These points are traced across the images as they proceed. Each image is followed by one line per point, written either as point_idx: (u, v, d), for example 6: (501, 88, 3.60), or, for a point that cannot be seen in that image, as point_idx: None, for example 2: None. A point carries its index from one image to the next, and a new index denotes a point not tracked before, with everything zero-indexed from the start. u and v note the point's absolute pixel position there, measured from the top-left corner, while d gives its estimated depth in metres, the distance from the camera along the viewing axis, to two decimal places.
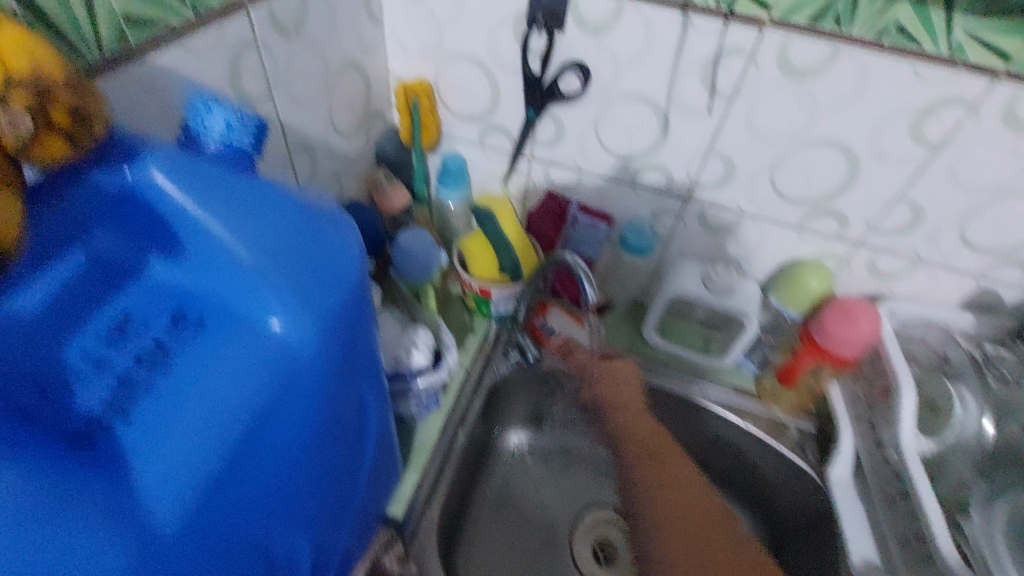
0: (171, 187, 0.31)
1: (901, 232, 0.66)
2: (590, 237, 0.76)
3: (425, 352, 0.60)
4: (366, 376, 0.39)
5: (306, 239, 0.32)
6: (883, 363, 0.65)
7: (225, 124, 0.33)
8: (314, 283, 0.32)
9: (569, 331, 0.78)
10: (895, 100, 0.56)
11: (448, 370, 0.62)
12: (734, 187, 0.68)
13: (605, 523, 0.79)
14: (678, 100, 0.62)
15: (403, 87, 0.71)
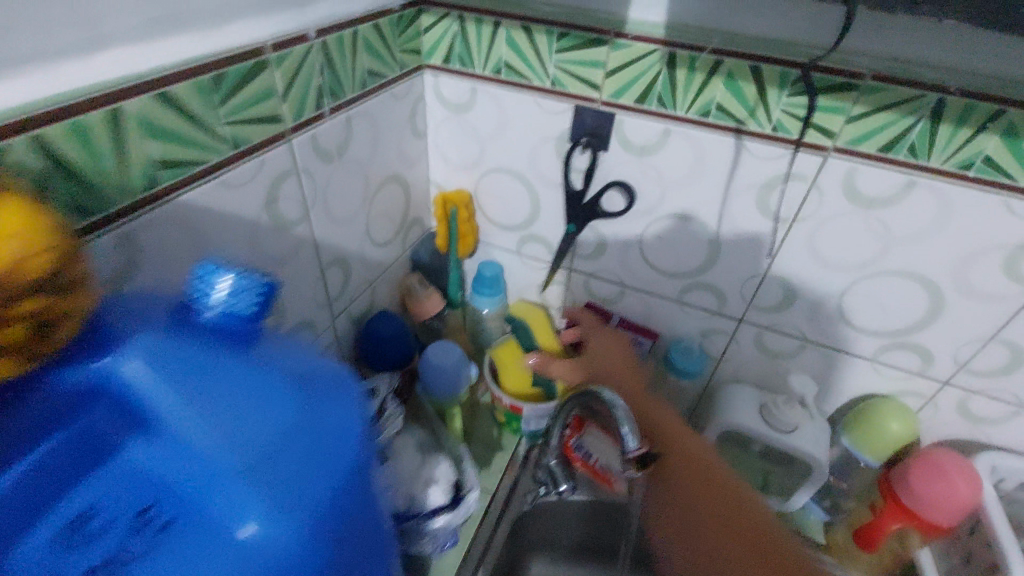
0: (157, 376, 0.30)
1: (1000, 375, 0.57)
2: None
3: (444, 488, 0.55)
4: (367, 566, 0.35)
5: (299, 426, 0.30)
6: (987, 535, 0.54)
7: (225, 298, 0.31)
8: (309, 471, 0.29)
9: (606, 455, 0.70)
10: (985, 234, 0.49)
11: (470, 507, 0.55)
12: (795, 312, 0.61)
13: None
14: (731, 222, 0.58)
15: (442, 197, 0.70)
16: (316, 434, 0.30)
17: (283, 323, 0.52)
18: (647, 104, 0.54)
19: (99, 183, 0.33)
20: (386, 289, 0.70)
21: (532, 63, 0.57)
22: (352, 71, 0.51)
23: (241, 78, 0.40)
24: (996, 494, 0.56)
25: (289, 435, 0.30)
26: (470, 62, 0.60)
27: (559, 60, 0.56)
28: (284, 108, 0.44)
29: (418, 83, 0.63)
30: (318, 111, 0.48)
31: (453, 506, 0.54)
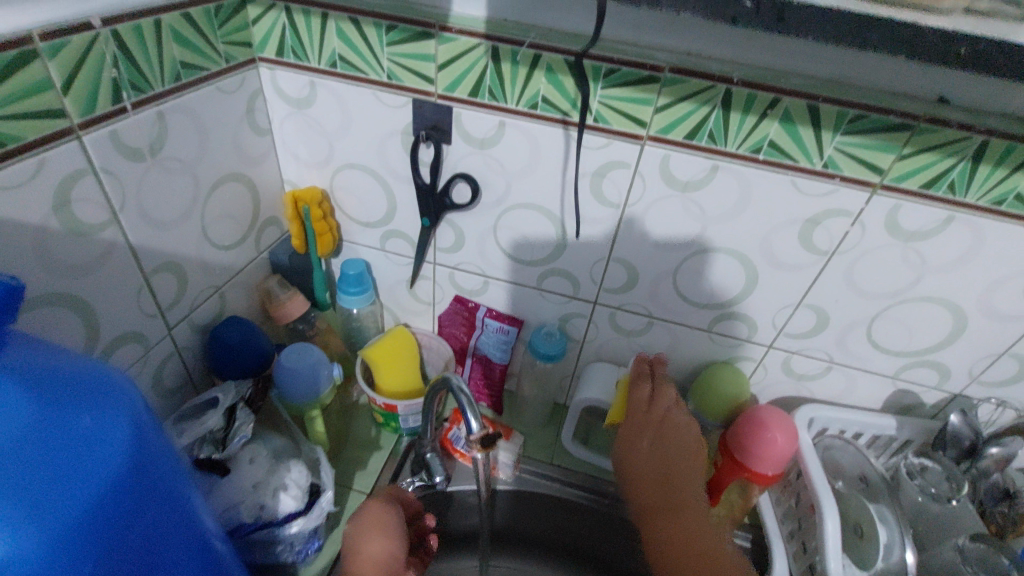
0: None
1: (811, 335, 0.63)
2: (500, 342, 0.74)
3: (296, 494, 0.53)
4: (165, 550, 0.35)
5: (48, 430, 0.30)
6: (806, 480, 0.61)
7: None
8: (65, 474, 0.29)
9: None
10: (780, 212, 0.55)
11: (327, 510, 0.55)
12: (639, 291, 0.65)
13: None
14: (571, 210, 0.61)
15: (292, 195, 0.67)
16: (74, 439, 0.30)
17: (98, 336, 0.49)
18: (479, 98, 0.56)
19: None
20: (240, 294, 0.67)
21: (365, 57, 0.56)
22: (157, 64, 0.48)
23: (2, 68, 0.37)
24: (811, 442, 0.63)
25: (37, 441, 0.29)
26: (304, 55, 0.58)
27: (390, 54, 0.56)
28: (65, 103, 0.42)
29: (253, 77, 0.60)
30: (114, 105, 0.45)
31: (307, 511, 0.53)
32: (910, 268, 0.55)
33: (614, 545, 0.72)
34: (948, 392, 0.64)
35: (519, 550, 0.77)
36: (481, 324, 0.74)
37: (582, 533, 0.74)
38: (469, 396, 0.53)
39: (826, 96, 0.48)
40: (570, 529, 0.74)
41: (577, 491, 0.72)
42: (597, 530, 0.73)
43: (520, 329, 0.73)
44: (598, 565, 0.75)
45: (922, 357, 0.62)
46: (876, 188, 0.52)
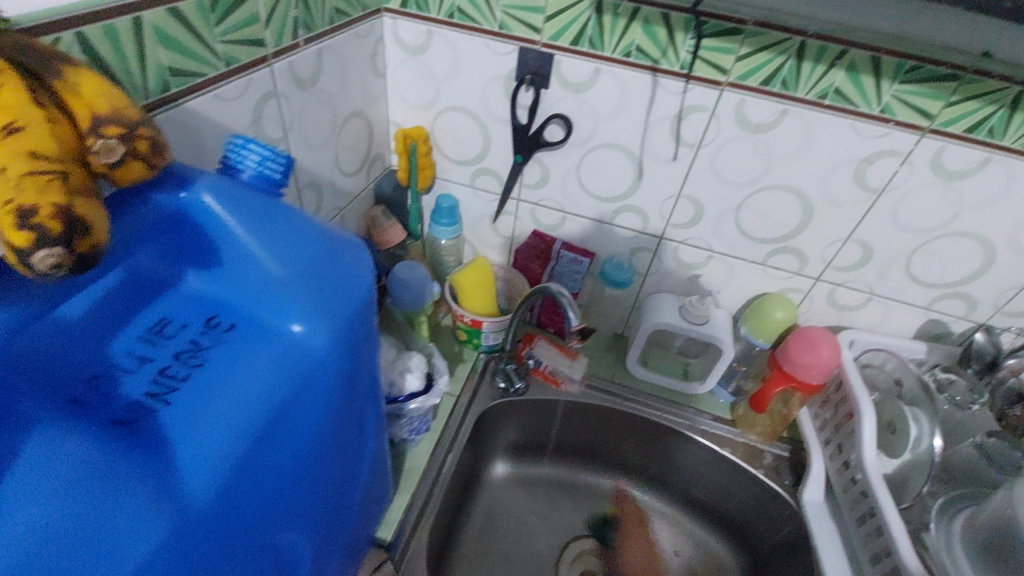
0: (217, 208, 0.35)
1: (855, 268, 0.72)
2: (574, 271, 0.81)
3: (418, 376, 0.64)
4: (370, 392, 0.42)
5: (326, 255, 0.37)
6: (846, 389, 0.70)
7: (259, 159, 0.39)
8: (342, 287, 0.36)
9: (555, 360, 0.83)
10: (837, 152, 0.64)
11: (440, 393, 0.66)
12: (703, 226, 0.75)
13: (590, 555, 0.81)
14: (650, 150, 0.70)
15: (403, 133, 0.77)
16: (344, 265, 0.37)
17: None
18: (579, 47, 0.64)
19: (125, 82, 0.39)
20: (353, 219, 0.77)
21: (481, 8, 0.65)
22: (322, 8, 0.57)
23: (232, 2, 0.46)
24: (852, 359, 0.73)
25: (323, 261, 0.36)
26: (425, 7, 0.67)
27: (504, 6, 0.64)
28: (265, 35, 0.51)
29: (379, 26, 0.69)
30: (293, 41, 0.55)
31: (427, 391, 0.64)
32: (951, 205, 0.64)
33: (669, 454, 0.83)
34: (975, 322, 0.73)
35: (582, 459, 0.89)
36: (555, 254, 0.82)
37: (642, 444, 0.85)
38: (569, 299, 0.62)
39: (888, 49, 0.56)
40: (631, 439, 0.84)
41: (637, 405, 0.82)
42: (649, 441, 0.84)
43: (591, 260, 0.80)
44: (650, 474, 0.86)
45: (955, 289, 0.70)
46: (925, 132, 0.60)
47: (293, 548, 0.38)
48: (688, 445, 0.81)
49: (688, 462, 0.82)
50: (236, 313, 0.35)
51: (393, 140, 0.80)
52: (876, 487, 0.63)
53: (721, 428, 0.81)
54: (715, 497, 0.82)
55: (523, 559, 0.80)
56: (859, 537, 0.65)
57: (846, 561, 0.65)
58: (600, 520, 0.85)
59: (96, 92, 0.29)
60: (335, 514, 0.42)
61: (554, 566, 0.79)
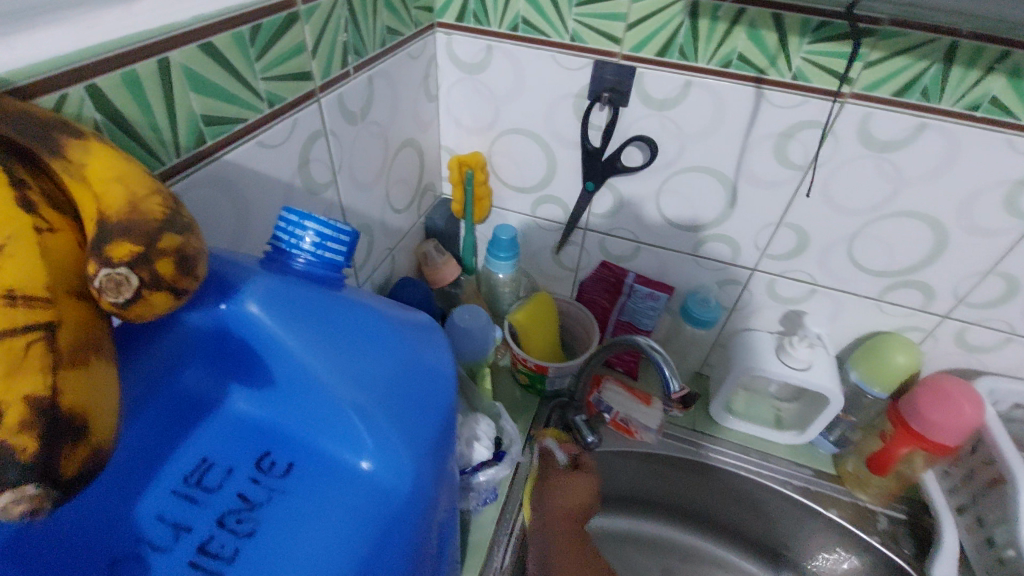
0: (266, 317, 0.28)
1: (996, 306, 0.61)
2: (649, 309, 0.73)
3: (487, 445, 0.54)
4: (448, 507, 0.35)
5: (400, 362, 0.30)
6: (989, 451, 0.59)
7: (316, 237, 0.31)
8: (419, 403, 0.29)
9: (628, 408, 0.74)
10: (986, 174, 0.52)
11: (512, 462, 0.58)
12: (806, 257, 0.64)
13: None
14: (747, 173, 0.60)
15: (457, 160, 0.70)
16: (421, 371, 0.30)
17: None
18: (667, 58, 0.55)
19: (150, 141, 0.32)
20: (405, 257, 0.70)
21: (550, 18, 0.56)
22: (373, 28, 0.50)
23: (275, 31, 0.39)
24: (994, 413, 0.61)
25: (396, 374, 0.29)
26: (484, 20, 0.59)
27: (578, 14, 0.55)
28: (313, 66, 0.43)
29: (431, 43, 0.61)
30: (343, 70, 0.47)
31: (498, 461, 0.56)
32: None
33: (757, 511, 0.73)
34: None
35: (651, 511, 0.79)
36: (630, 288, 0.73)
37: (726, 500, 0.75)
38: (665, 355, 0.53)
39: None
40: (715, 494, 0.74)
41: (726, 458, 0.72)
42: (732, 495, 0.74)
43: (670, 295, 0.72)
44: (730, 530, 0.77)
45: None
46: None
47: None
48: (783, 503, 0.71)
49: (781, 520, 0.72)
50: (288, 449, 0.29)
51: (446, 168, 0.73)
52: None
53: (827, 487, 0.70)
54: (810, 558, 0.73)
55: None
56: None
57: None
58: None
59: (109, 181, 0.22)
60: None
61: None
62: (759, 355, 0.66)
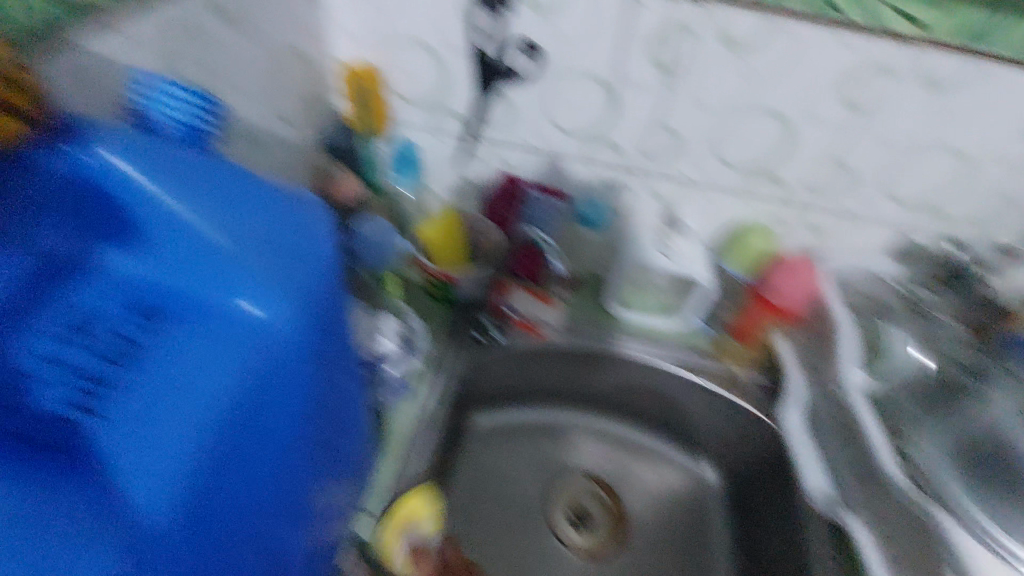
0: (136, 172, 0.36)
1: (833, 191, 0.72)
2: (544, 215, 0.77)
3: (393, 338, 0.66)
4: (341, 364, 0.44)
5: (277, 227, 0.39)
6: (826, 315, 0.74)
7: (175, 107, 0.39)
8: (294, 257, 0.38)
9: (534, 311, 0.76)
10: (822, 70, 0.61)
11: (418, 355, 0.69)
12: (682, 157, 0.72)
13: (579, 495, 0.79)
14: (626, 77, 0.65)
15: (351, 74, 0.70)
16: (296, 234, 0.40)
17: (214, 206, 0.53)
18: None
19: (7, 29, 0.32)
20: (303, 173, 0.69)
21: None
22: None
23: None
24: (834, 289, 0.76)
25: (272, 233, 0.38)
26: None
27: None
28: None
29: None
30: None
31: (404, 354, 0.67)
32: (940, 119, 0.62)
33: (651, 388, 0.82)
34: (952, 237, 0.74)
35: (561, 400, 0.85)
36: (528, 194, 0.76)
37: (625, 383, 0.82)
38: None
39: None
40: (614, 377, 0.82)
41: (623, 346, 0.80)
42: (621, 374, 0.82)
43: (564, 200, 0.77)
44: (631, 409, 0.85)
45: (930, 205, 0.71)
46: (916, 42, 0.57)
47: (286, 547, 0.39)
48: (672, 378, 0.80)
49: (672, 395, 0.81)
50: (168, 299, 0.36)
51: (336, 81, 0.73)
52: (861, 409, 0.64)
53: (708, 364, 0.79)
54: (702, 426, 0.81)
55: (510, 508, 0.77)
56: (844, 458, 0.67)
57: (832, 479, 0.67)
58: (571, 455, 0.83)
59: None
60: (341, 488, 0.47)
61: (545, 513, 0.77)
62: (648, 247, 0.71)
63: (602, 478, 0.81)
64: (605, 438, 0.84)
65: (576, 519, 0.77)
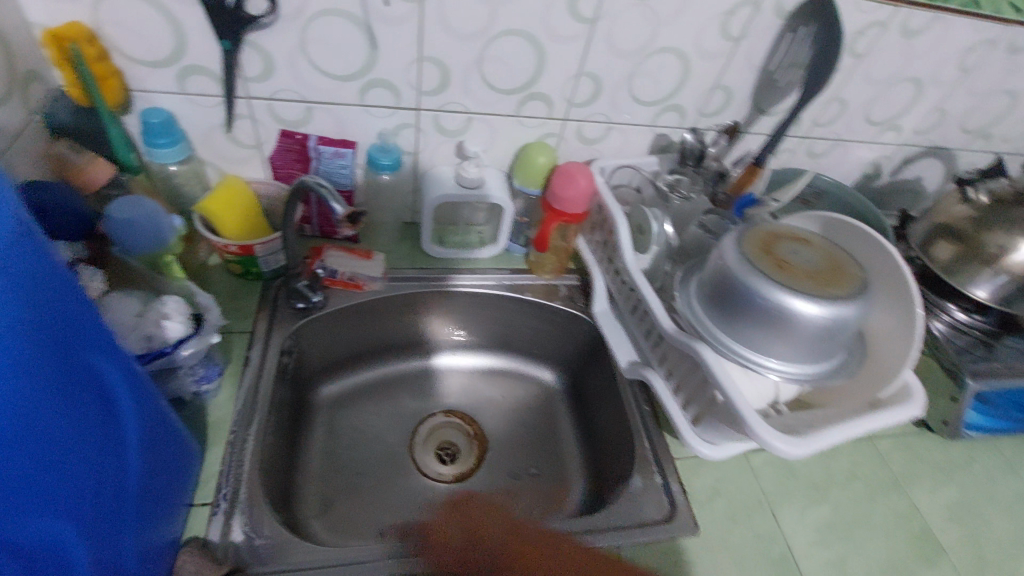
0: None
1: (721, 111, 0.84)
2: (442, 156, 0.82)
3: (181, 319, 0.55)
4: (90, 346, 0.40)
5: None
6: (602, 211, 0.79)
7: None
8: None
9: (504, 278, 0.87)
10: (712, 5, 0.70)
11: (214, 330, 0.59)
12: (603, 98, 0.79)
13: (440, 432, 0.86)
14: (552, 29, 0.69)
15: (51, 34, 0.58)
16: None
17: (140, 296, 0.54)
18: None
19: None
20: (24, 162, 0.59)
21: None
22: None
23: None
24: (604, 182, 0.80)
25: None
26: None
27: None
28: None
29: None
30: None
31: (197, 332, 0.57)
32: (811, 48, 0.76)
33: (499, 319, 0.90)
34: (835, 141, 0.94)
35: (416, 347, 0.91)
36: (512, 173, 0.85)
37: (470, 317, 0.89)
38: (329, 189, 0.60)
39: None
40: (458, 315, 0.88)
41: (491, 271, 0.87)
42: (460, 309, 0.88)
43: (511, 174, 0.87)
44: (507, 345, 0.93)
45: (829, 94, 0.85)
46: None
47: (57, 544, 0.36)
48: (508, 304, 0.87)
49: (504, 321, 0.90)
50: None
51: (43, 48, 0.61)
52: (646, 295, 0.69)
53: (563, 280, 0.89)
54: (560, 347, 0.91)
55: (375, 462, 0.80)
56: (640, 338, 0.75)
57: (633, 349, 0.76)
58: (427, 399, 0.89)
59: None
60: (102, 428, 0.41)
61: (409, 454, 0.83)
62: (527, 177, 0.81)
63: (554, 391, 0.92)
64: (559, 365, 0.92)
65: (444, 452, 0.84)
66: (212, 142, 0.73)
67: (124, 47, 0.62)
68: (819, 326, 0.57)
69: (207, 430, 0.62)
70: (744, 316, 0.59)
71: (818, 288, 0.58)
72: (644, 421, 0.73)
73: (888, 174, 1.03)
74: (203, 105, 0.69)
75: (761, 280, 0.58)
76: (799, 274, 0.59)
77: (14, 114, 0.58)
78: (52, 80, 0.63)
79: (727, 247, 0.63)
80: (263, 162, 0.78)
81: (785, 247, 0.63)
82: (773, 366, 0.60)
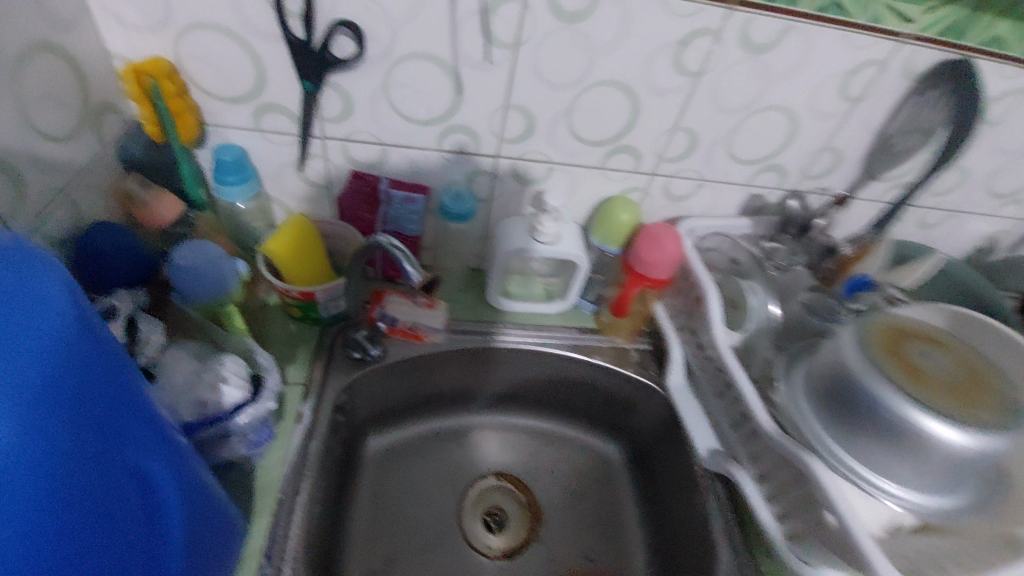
0: None
1: (827, 173, 0.76)
2: (516, 205, 0.77)
3: (237, 383, 0.52)
4: (142, 444, 0.36)
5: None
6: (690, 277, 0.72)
7: None
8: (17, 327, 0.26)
9: (571, 337, 0.81)
10: (832, 63, 0.63)
11: (272, 395, 0.53)
12: (697, 154, 0.72)
13: (490, 496, 0.80)
14: (651, 83, 0.63)
15: (132, 69, 0.56)
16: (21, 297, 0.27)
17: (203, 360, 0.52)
18: None
19: None
20: (93, 198, 0.57)
21: None
22: None
23: None
24: (692, 246, 0.73)
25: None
26: None
27: None
28: None
29: None
30: None
31: (252, 398, 0.53)
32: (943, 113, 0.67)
33: (563, 380, 0.83)
34: (951, 211, 0.84)
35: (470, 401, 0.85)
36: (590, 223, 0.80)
37: (530, 373, 0.82)
38: (404, 249, 0.55)
39: (886, 29, 0.60)
40: (519, 372, 0.82)
41: (558, 328, 0.81)
42: (522, 367, 0.81)
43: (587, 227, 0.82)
44: (568, 406, 0.85)
45: (954, 163, 0.76)
46: (905, 39, 0.61)
47: None
48: (574, 365, 0.80)
49: (568, 382, 0.83)
50: None
51: (122, 82, 0.59)
52: (740, 381, 0.61)
53: (634, 342, 0.82)
54: (627, 416, 0.83)
55: (421, 527, 0.75)
56: (727, 423, 0.66)
57: (714, 435, 0.68)
58: (479, 458, 0.83)
59: None
60: (148, 539, 0.36)
61: (456, 520, 0.77)
62: (606, 234, 0.75)
63: (614, 463, 0.84)
64: (623, 434, 0.84)
65: (492, 521, 0.78)
66: (281, 180, 0.70)
67: (204, 83, 0.60)
68: (960, 454, 0.48)
69: (252, 494, 0.58)
70: (862, 430, 0.51)
71: (960, 408, 0.49)
72: (724, 521, 0.65)
73: (1008, 248, 0.91)
74: (277, 142, 0.66)
75: (889, 389, 0.50)
76: (933, 387, 0.50)
77: (88, 149, 0.56)
78: (127, 112, 0.61)
79: (844, 341, 0.55)
80: (332, 200, 0.74)
81: (914, 348, 0.54)
82: (895, 489, 0.51)
